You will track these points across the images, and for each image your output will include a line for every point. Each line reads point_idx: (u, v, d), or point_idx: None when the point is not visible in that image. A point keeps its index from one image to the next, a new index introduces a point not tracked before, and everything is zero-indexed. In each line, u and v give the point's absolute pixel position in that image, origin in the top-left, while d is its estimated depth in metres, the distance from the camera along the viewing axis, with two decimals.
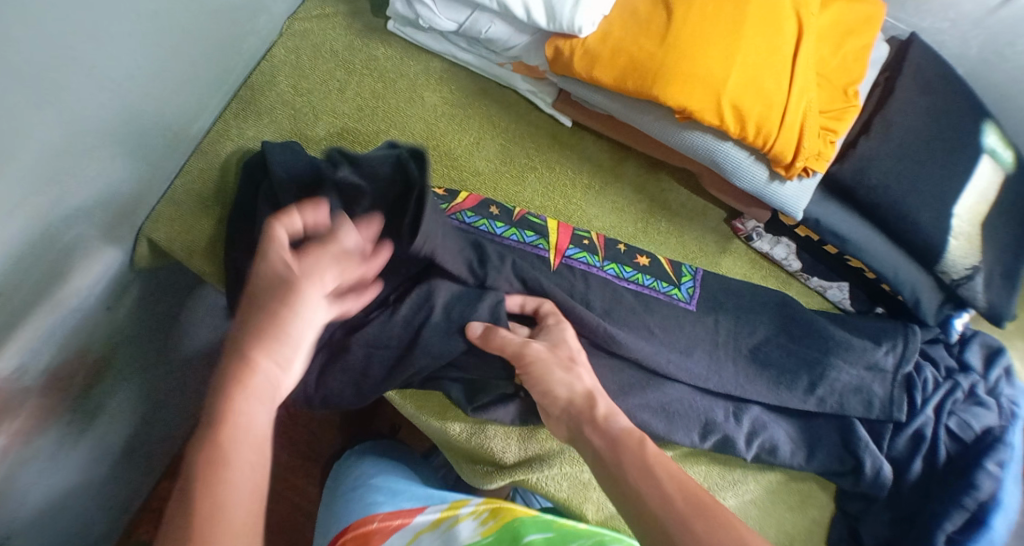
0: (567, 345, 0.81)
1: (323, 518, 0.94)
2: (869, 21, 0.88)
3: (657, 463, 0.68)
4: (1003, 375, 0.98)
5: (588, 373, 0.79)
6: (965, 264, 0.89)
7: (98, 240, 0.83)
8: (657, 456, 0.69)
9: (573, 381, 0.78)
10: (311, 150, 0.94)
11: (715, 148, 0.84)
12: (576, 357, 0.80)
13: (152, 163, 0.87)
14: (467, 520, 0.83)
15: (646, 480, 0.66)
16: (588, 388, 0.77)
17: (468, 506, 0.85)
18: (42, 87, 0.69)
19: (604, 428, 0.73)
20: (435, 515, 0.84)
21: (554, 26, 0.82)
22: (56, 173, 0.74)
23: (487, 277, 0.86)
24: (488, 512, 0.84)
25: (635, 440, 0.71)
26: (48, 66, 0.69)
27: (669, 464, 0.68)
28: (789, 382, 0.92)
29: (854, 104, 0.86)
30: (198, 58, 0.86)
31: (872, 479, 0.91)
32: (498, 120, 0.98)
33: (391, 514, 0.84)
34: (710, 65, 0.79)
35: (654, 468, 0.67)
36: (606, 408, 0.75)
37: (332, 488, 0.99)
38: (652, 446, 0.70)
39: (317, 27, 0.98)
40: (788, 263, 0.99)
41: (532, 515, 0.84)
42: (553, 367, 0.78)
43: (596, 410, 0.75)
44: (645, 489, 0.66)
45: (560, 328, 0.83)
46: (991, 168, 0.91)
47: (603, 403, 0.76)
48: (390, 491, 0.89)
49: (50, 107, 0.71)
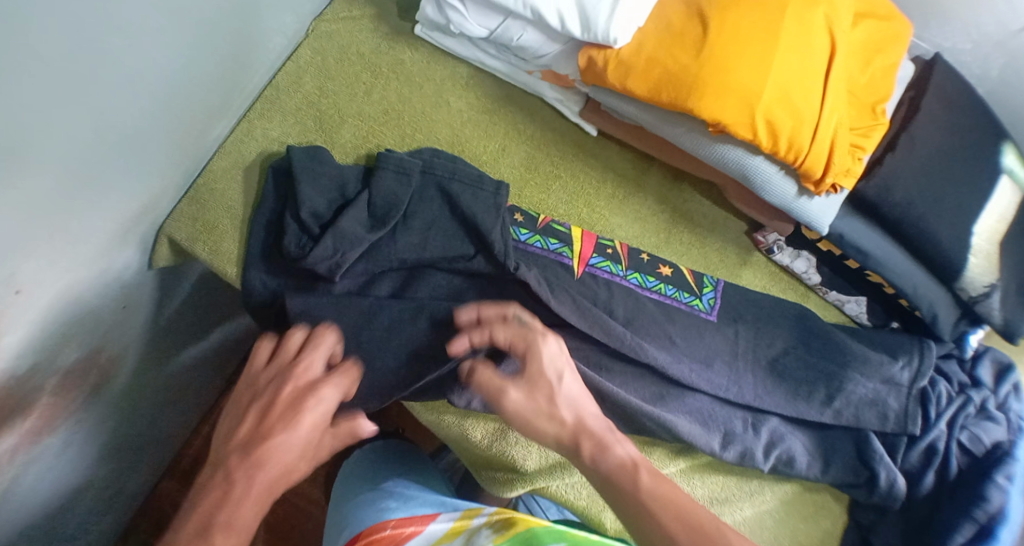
0: (545, 381, 0.75)
1: (328, 531, 0.92)
2: (895, 40, 0.89)
3: (652, 497, 0.69)
4: (1012, 390, 0.99)
5: (569, 410, 0.74)
6: (983, 282, 0.91)
7: (119, 238, 0.82)
8: (657, 487, 0.70)
9: (546, 422, 0.73)
10: (336, 152, 0.93)
11: (745, 162, 0.85)
12: (556, 385, 0.75)
13: (173, 160, 0.86)
14: (480, 530, 0.82)
15: (648, 520, 0.68)
16: (575, 421, 0.74)
17: (480, 517, 0.84)
18: (70, 80, 0.68)
19: (594, 466, 0.72)
20: (448, 524, 0.85)
21: (587, 37, 0.82)
22: (77, 172, 0.72)
23: (477, 254, 0.88)
24: (501, 523, 0.82)
25: (630, 471, 0.71)
26: (75, 58, 0.68)
27: (667, 496, 0.69)
28: (806, 394, 0.93)
29: (882, 121, 0.87)
30: (222, 57, 0.85)
31: (886, 491, 0.91)
32: (523, 127, 0.98)
33: (403, 521, 0.83)
34: (744, 79, 0.79)
35: (653, 506, 0.68)
36: (591, 450, 0.73)
37: (341, 495, 0.97)
38: (650, 470, 0.71)
39: (344, 29, 0.97)
40: (809, 276, 0.99)
41: (546, 525, 0.82)
42: (529, 409, 0.74)
43: (582, 452, 0.73)
44: (651, 529, 0.67)
45: (537, 353, 0.76)
46: (1010, 187, 0.93)
47: (589, 443, 0.73)
48: (403, 498, 0.89)
49: (73, 101, 0.69)
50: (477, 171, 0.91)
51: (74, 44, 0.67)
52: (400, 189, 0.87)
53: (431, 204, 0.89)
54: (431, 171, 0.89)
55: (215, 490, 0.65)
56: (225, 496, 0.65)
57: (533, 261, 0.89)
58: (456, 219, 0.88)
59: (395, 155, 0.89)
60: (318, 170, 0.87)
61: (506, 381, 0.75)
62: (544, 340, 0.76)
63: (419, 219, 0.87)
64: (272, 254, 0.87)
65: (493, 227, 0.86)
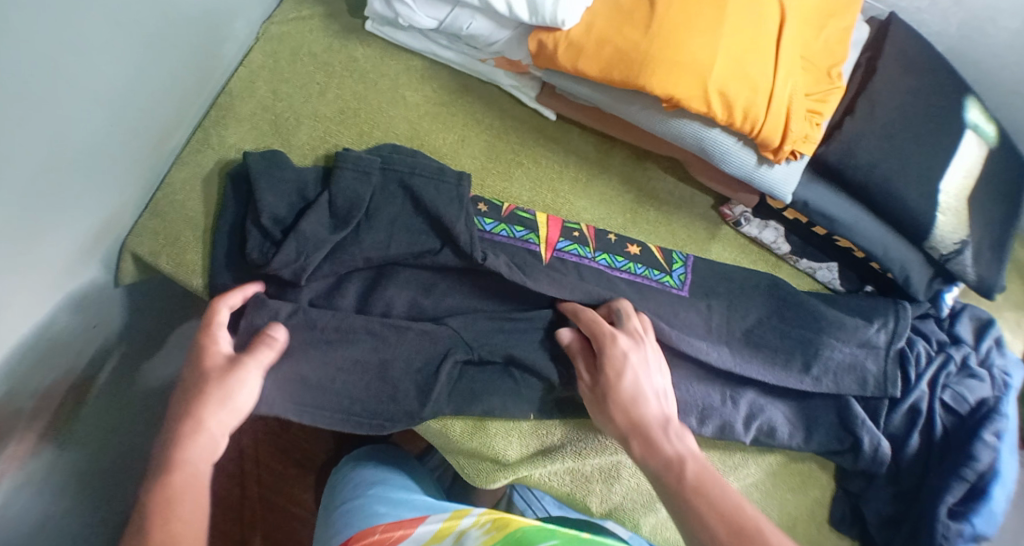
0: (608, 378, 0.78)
1: (316, 536, 0.91)
2: (848, 2, 0.89)
3: (696, 492, 0.68)
4: (993, 345, 1.00)
5: (622, 411, 0.76)
6: (953, 239, 0.91)
7: (83, 257, 0.81)
8: (697, 487, 0.68)
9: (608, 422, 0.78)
10: (294, 155, 0.92)
11: (703, 135, 0.85)
12: (624, 385, 0.77)
13: (132, 174, 0.85)
14: (470, 530, 0.81)
15: (690, 516, 0.67)
16: (628, 424, 0.76)
17: (469, 517, 0.83)
18: (25, 103, 0.67)
19: (645, 465, 0.73)
20: (436, 526, 0.83)
21: (537, 21, 0.81)
22: (38, 195, 0.72)
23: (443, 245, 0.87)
24: (490, 522, 0.82)
25: (676, 474, 0.70)
26: (25, 80, 0.66)
27: (709, 491, 0.68)
28: (783, 362, 0.92)
29: (838, 84, 0.86)
30: (174, 68, 0.84)
31: (871, 456, 0.91)
32: (482, 116, 0.97)
33: (392, 525, 0.83)
34: (695, 52, 0.79)
35: (695, 500, 0.67)
36: (642, 449, 0.74)
37: (330, 500, 0.97)
38: (695, 465, 0.70)
39: (294, 30, 0.96)
40: (778, 246, 0.99)
41: (536, 525, 0.80)
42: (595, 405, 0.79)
43: (634, 450, 0.75)
44: (691, 524, 0.66)
45: (604, 358, 0.79)
46: (976, 143, 0.93)
47: (641, 443, 0.74)
48: (391, 502, 0.89)
49: (33, 126, 0.68)
50: (438, 163, 0.90)
51: (24, 66, 0.66)
52: (362, 187, 0.86)
53: (392, 198, 0.88)
54: (391, 166, 0.88)
55: (154, 464, 0.67)
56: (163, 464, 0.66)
57: (502, 248, 0.88)
58: (417, 213, 0.87)
59: (352, 152, 0.88)
60: (276, 175, 0.87)
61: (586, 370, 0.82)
62: (611, 344, 0.79)
63: (382, 215, 0.87)
64: (236, 261, 0.86)
65: (458, 220, 0.86)
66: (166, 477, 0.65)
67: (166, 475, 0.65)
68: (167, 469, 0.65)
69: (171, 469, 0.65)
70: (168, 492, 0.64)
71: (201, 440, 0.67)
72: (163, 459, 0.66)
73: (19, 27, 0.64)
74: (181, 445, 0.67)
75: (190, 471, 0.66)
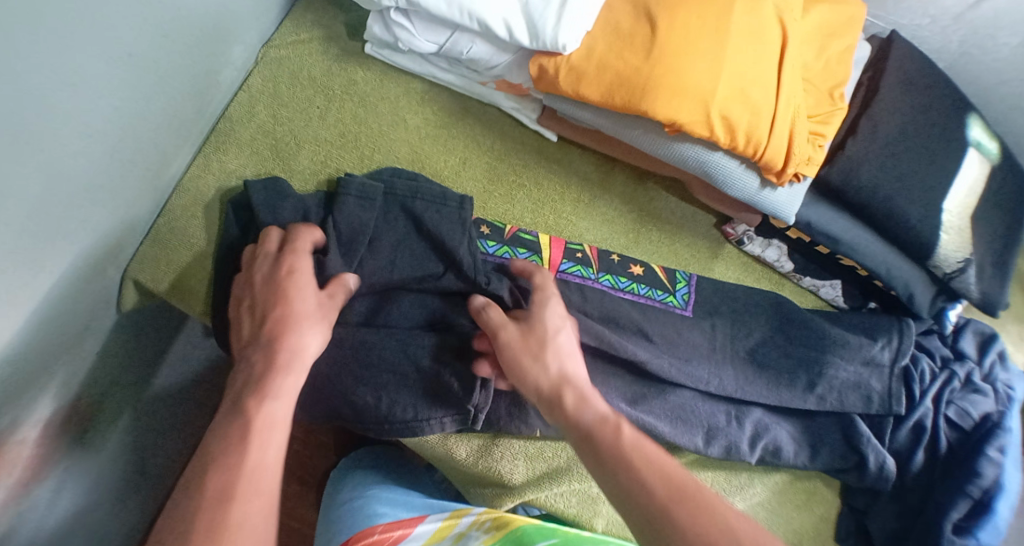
0: (542, 327, 0.77)
1: (317, 531, 0.91)
2: (847, 23, 0.89)
3: (634, 449, 0.68)
4: (997, 359, 1.00)
5: (558, 359, 0.75)
6: (957, 257, 0.91)
7: (83, 287, 0.80)
8: (637, 443, 0.68)
9: (534, 374, 0.74)
10: (295, 180, 0.92)
11: (705, 159, 0.85)
12: (549, 341, 0.76)
13: (132, 201, 0.84)
14: (470, 532, 0.84)
15: (627, 472, 0.66)
16: (559, 374, 0.74)
17: (469, 517, 0.86)
18: (28, 138, 0.66)
19: (576, 419, 0.71)
20: (436, 525, 0.85)
21: (537, 45, 0.81)
22: (39, 231, 0.71)
23: (444, 271, 0.87)
24: (490, 522, 0.85)
25: (611, 428, 0.70)
26: (26, 116, 0.66)
27: (647, 450, 0.68)
28: (788, 381, 0.92)
29: (840, 106, 0.87)
30: (172, 96, 0.84)
31: (876, 474, 0.91)
32: (482, 138, 0.97)
33: (390, 525, 0.83)
34: (696, 77, 0.79)
35: (632, 456, 0.67)
36: (574, 400, 0.72)
37: (332, 492, 0.96)
38: (628, 426, 0.70)
39: (293, 54, 0.96)
40: (781, 264, 0.99)
41: (536, 524, 0.85)
42: (523, 352, 0.75)
43: (562, 402, 0.73)
44: (626, 481, 0.65)
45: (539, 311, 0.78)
46: (978, 161, 0.93)
47: (574, 392, 0.73)
48: (392, 502, 0.88)
49: (35, 161, 0.68)
50: (441, 188, 0.89)
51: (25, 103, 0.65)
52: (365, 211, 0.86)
53: (394, 221, 0.87)
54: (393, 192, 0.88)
55: (248, 394, 0.68)
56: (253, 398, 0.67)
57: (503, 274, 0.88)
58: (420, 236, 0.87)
59: (355, 179, 0.87)
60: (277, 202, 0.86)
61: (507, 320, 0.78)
62: (547, 305, 0.78)
63: (385, 240, 0.86)
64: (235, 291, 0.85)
65: (459, 243, 0.85)
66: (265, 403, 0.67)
67: (269, 405, 0.67)
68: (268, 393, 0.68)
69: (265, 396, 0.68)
70: (257, 427, 0.66)
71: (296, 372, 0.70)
72: (262, 390, 0.68)
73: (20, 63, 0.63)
74: (278, 374, 0.69)
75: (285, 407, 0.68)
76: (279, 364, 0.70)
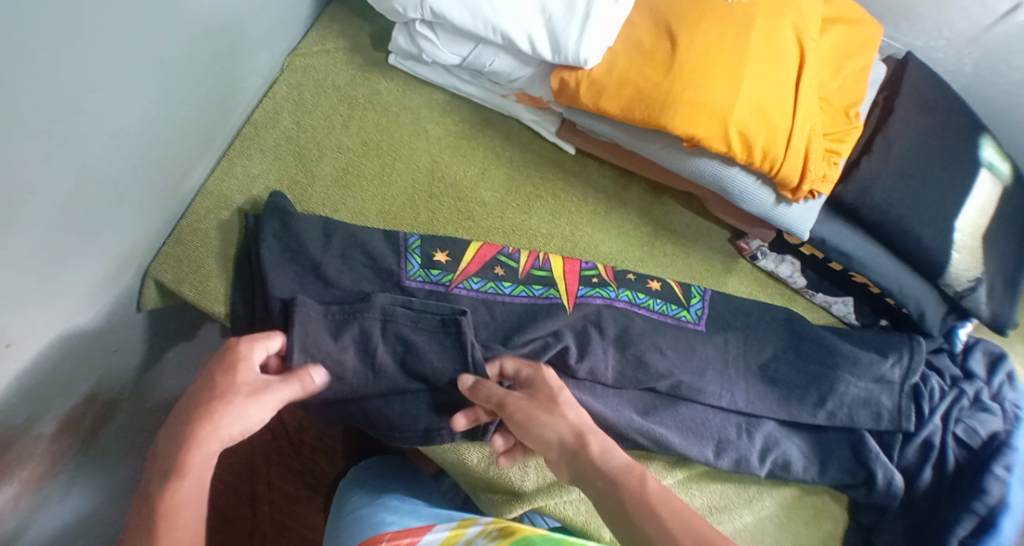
0: (546, 386, 0.77)
1: (325, 538, 0.91)
2: (865, 44, 0.91)
3: (661, 503, 0.65)
4: (1005, 379, 1.00)
5: (572, 408, 0.75)
6: (968, 276, 0.92)
7: (107, 285, 0.81)
8: (662, 496, 0.66)
9: (552, 425, 0.73)
10: (316, 187, 0.93)
11: (722, 174, 0.86)
12: (557, 395, 0.76)
13: (157, 202, 0.85)
14: (477, 539, 0.84)
15: (652, 524, 0.64)
16: (576, 427, 0.73)
17: (476, 526, 0.85)
18: (64, 137, 0.68)
19: (602, 469, 0.70)
20: (444, 534, 0.85)
21: (559, 59, 0.82)
22: (68, 228, 0.72)
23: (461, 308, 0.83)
24: (497, 530, 0.84)
25: (637, 479, 0.68)
26: (68, 113, 0.67)
27: (674, 503, 0.65)
28: (798, 397, 0.93)
29: (855, 125, 0.88)
30: (200, 101, 0.85)
31: (884, 490, 0.92)
32: (501, 150, 0.99)
33: (399, 533, 0.83)
34: (715, 94, 0.80)
35: (659, 509, 0.65)
36: (600, 445, 0.71)
37: (339, 499, 0.96)
38: (655, 482, 0.67)
39: (318, 63, 0.98)
40: (793, 279, 1.00)
41: (541, 535, 0.84)
42: (536, 411, 0.74)
43: (589, 450, 0.71)
44: (652, 533, 0.64)
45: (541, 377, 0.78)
46: (990, 181, 0.94)
47: (596, 440, 0.72)
48: (400, 511, 0.88)
49: (70, 159, 0.69)
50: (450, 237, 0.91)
51: (66, 102, 0.67)
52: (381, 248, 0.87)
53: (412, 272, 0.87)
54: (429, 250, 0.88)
55: (157, 467, 0.63)
56: (167, 471, 0.63)
57: (521, 313, 0.87)
58: (435, 270, 0.87)
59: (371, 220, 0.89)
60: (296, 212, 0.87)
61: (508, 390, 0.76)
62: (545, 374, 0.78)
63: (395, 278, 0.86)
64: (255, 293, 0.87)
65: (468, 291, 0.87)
66: (174, 484, 0.62)
67: (182, 483, 0.62)
68: (173, 476, 0.63)
69: (177, 476, 0.63)
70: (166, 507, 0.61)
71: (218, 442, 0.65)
72: (169, 465, 0.63)
73: (61, 61, 0.65)
74: (191, 448, 0.63)
75: (198, 482, 0.63)
76: (196, 434, 0.64)
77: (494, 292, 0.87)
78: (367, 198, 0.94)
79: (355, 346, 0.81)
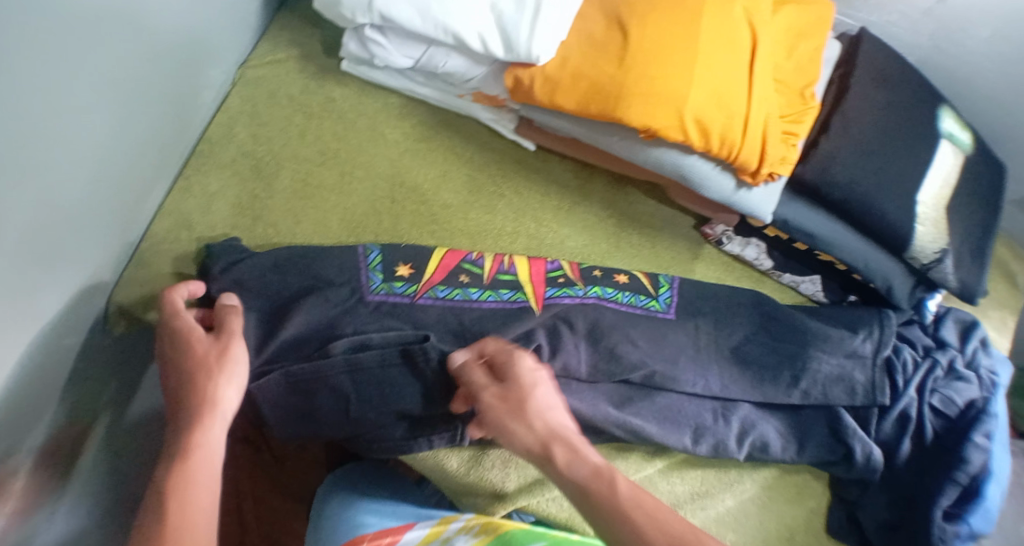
0: (518, 388, 0.76)
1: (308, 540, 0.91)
2: (817, 24, 0.91)
3: (631, 507, 0.68)
4: (979, 346, 1.02)
5: (539, 416, 0.74)
6: (933, 248, 0.92)
7: (72, 313, 0.79)
8: (634, 498, 0.69)
9: (521, 432, 0.74)
10: (277, 200, 0.92)
11: (680, 162, 0.86)
12: (527, 399, 0.75)
13: (116, 224, 0.83)
14: (458, 535, 0.86)
15: (626, 528, 0.66)
16: (543, 436, 0.74)
17: (457, 522, 0.87)
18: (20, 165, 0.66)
19: (568, 475, 0.71)
20: (425, 531, 0.87)
21: (512, 57, 0.82)
22: (28, 258, 0.70)
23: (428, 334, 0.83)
24: (479, 526, 0.87)
25: (606, 483, 0.70)
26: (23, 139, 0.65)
27: (647, 505, 0.68)
28: (772, 378, 0.93)
29: (812, 104, 0.88)
30: (155, 118, 0.84)
31: (864, 464, 0.92)
32: (462, 150, 0.98)
33: (378, 534, 0.85)
34: (669, 83, 0.80)
35: (631, 514, 0.67)
36: (565, 454, 0.73)
37: (317, 506, 0.94)
38: (628, 484, 0.70)
39: (270, 74, 0.98)
40: (760, 262, 1.01)
41: (523, 528, 0.87)
42: (504, 418, 0.75)
43: (555, 459, 0.73)
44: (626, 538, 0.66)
45: (513, 367, 0.77)
46: (951, 151, 0.95)
47: (563, 448, 0.73)
48: (381, 510, 0.89)
49: (28, 187, 0.68)
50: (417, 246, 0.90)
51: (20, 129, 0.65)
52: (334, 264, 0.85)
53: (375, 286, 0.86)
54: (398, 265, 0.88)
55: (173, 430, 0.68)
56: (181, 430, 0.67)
57: (488, 318, 0.86)
58: (399, 280, 0.87)
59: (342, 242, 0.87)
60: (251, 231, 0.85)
61: (486, 386, 0.76)
62: (518, 364, 0.77)
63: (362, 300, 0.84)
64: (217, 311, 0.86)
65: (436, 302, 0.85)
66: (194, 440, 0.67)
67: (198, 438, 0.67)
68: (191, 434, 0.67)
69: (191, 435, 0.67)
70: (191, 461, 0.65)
71: (221, 403, 0.70)
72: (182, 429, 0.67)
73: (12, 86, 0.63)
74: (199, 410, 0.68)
75: (215, 440, 0.68)
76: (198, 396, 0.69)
77: (462, 298, 0.86)
78: (330, 207, 0.93)
79: (323, 378, 0.79)
